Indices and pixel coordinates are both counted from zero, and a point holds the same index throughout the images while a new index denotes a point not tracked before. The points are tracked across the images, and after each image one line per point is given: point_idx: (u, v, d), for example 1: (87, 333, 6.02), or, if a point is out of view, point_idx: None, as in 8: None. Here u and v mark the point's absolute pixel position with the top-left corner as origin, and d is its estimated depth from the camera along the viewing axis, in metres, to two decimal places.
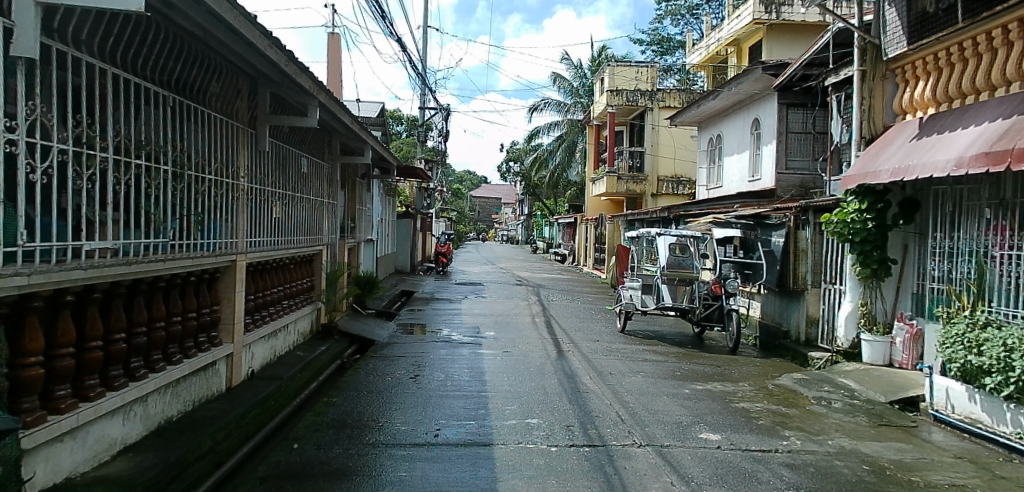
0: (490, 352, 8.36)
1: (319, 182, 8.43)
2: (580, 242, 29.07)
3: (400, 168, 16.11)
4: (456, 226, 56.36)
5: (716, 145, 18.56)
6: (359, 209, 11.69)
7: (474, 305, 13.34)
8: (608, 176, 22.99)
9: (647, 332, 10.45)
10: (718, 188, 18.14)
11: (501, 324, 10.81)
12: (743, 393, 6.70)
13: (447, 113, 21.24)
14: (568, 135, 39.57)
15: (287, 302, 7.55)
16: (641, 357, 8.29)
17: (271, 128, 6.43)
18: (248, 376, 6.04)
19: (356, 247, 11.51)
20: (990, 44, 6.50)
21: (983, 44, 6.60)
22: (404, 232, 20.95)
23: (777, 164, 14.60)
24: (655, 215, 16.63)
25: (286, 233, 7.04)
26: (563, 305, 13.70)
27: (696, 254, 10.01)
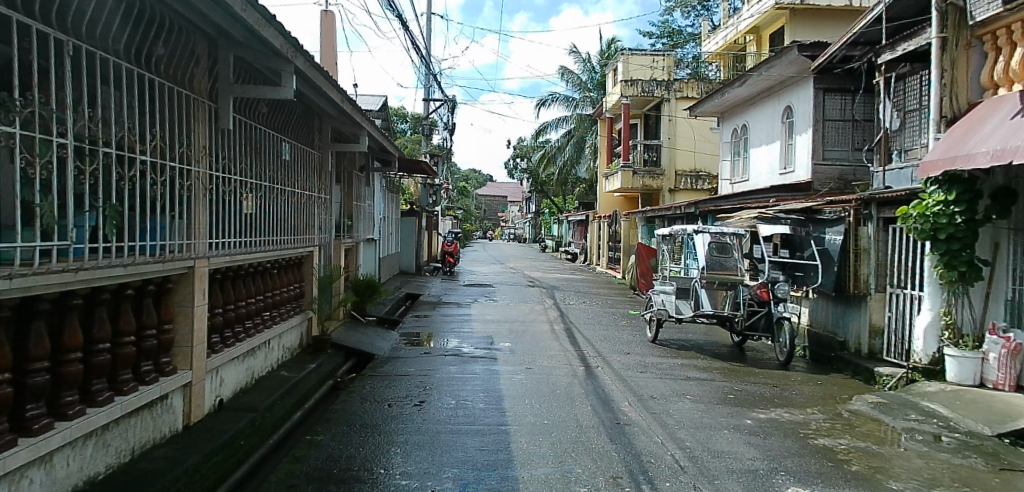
0: (507, 368, 7.20)
1: (306, 173, 7.24)
2: (593, 240, 27.87)
3: (404, 162, 14.98)
4: (462, 226, 55.33)
5: (741, 136, 17.30)
6: (358, 205, 10.52)
7: (485, 311, 12.18)
8: (623, 171, 21.75)
9: (682, 342, 9.28)
10: (744, 182, 16.90)
11: (516, 333, 9.66)
12: (816, 425, 5.52)
13: (453, 105, 20.08)
14: (577, 131, 38.35)
15: (269, 315, 6.42)
16: (684, 375, 7.13)
17: (241, 104, 5.23)
18: (214, 408, 4.92)
19: (354, 247, 10.37)
20: (996, 43, 6.72)
21: (989, 42, 6.81)
22: (409, 231, 19.85)
23: (814, 154, 13.39)
24: (678, 211, 15.43)
25: (265, 232, 5.89)
26: (582, 310, 12.52)
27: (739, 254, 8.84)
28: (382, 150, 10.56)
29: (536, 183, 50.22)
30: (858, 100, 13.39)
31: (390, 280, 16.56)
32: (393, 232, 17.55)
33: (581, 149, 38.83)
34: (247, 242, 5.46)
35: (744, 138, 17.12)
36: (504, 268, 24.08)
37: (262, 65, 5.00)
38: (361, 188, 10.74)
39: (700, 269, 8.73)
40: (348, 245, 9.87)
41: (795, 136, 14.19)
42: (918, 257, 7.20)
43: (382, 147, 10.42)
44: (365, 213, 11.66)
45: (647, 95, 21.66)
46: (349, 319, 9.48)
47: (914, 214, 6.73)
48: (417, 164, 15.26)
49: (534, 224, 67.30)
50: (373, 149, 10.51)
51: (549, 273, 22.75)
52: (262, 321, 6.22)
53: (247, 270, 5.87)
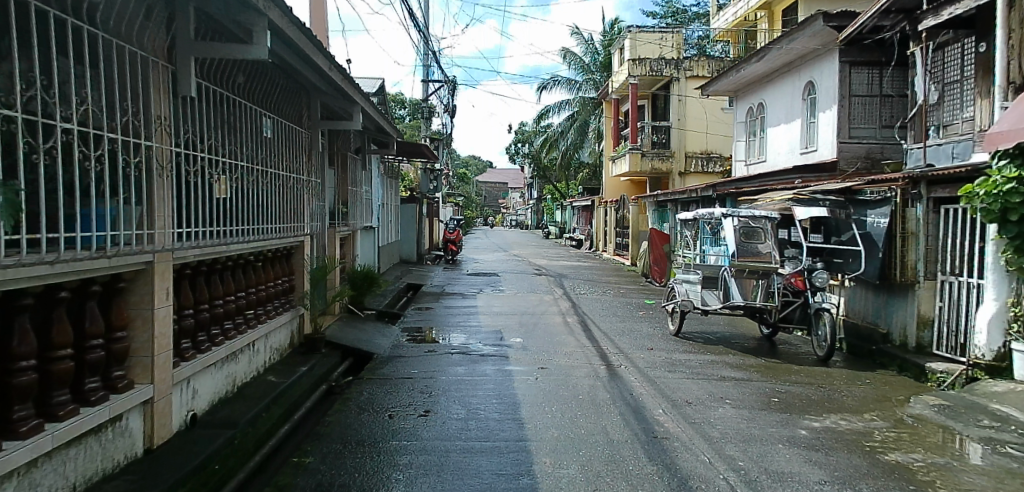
0: (520, 369, 6.47)
1: (291, 154, 6.42)
2: (599, 226, 27.09)
3: (402, 145, 14.19)
4: (464, 212, 54.57)
5: (757, 115, 16.45)
6: (353, 191, 9.71)
7: (492, 302, 11.45)
8: (630, 154, 20.91)
9: (707, 335, 8.56)
10: (761, 162, 16.10)
11: (527, 326, 8.95)
12: (879, 435, 4.81)
13: (453, 86, 19.20)
14: (579, 115, 37.42)
15: (252, 313, 5.66)
16: (717, 375, 6.40)
17: (206, 68, 4.35)
18: (185, 425, 4.17)
19: (350, 236, 9.59)
20: None
21: None
22: (409, 218, 18.97)
23: (839, 132, 12.59)
24: (692, 195, 14.64)
25: (244, 220, 5.10)
26: (595, 300, 11.79)
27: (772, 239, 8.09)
28: (378, 130, 9.72)
29: (537, 168, 49.34)
30: (886, 73, 12.54)
31: (390, 269, 15.82)
32: (392, 220, 16.78)
33: (584, 133, 37.90)
34: (221, 231, 4.67)
35: (760, 117, 16.27)
36: (508, 256, 23.38)
37: (232, 22, 4.17)
38: (357, 172, 9.92)
39: (729, 256, 7.99)
40: (343, 234, 9.10)
41: (818, 114, 13.37)
42: (980, 241, 6.43)
43: (379, 127, 9.58)
44: (362, 201, 10.89)
45: (656, 75, 20.76)
46: (346, 314, 8.74)
47: (979, 192, 5.88)
48: (417, 147, 14.43)
49: (536, 211, 66.48)
50: (368, 129, 9.67)
51: (554, 260, 22.02)
52: (243, 321, 5.46)
53: (223, 264, 5.08)
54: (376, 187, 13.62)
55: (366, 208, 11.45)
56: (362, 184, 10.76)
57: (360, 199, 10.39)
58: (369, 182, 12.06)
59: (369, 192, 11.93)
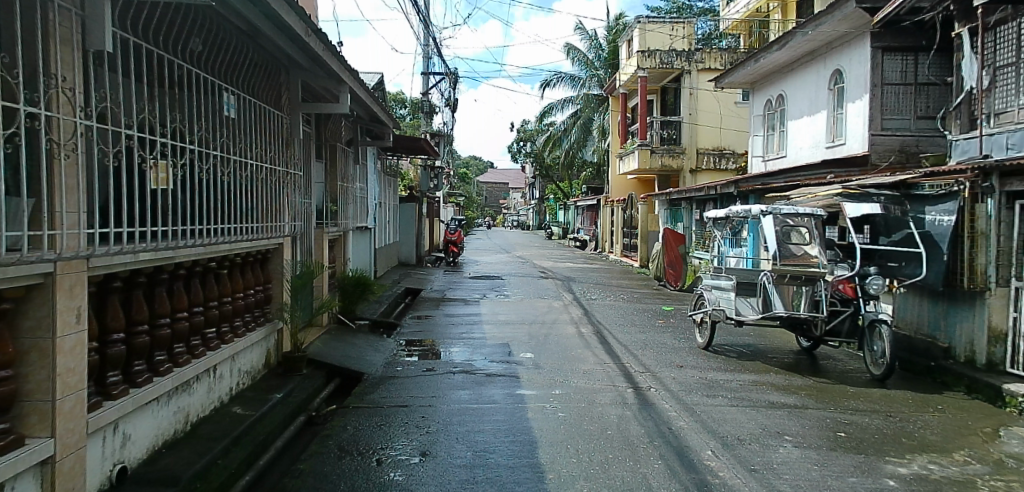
0: (534, 393, 5.51)
1: (265, 140, 5.44)
2: (605, 225, 26.12)
3: (399, 140, 13.26)
4: (465, 213, 53.65)
5: (776, 107, 15.49)
6: (345, 188, 8.74)
7: (497, 309, 10.50)
8: (640, 150, 20.03)
9: (740, 349, 7.62)
10: (780, 158, 15.14)
11: (536, 338, 8.01)
12: (986, 485, 3.86)
13: (455, 79, 18.26)
14: (583, 112, 36.48)
15: (213, 332, 4.70)
16: (766, 401, 5.45)
17: (129, 18, 3.33)
18: (110, 483, 3.22)
19: (341, 237, 8.63)
20: None
21: None
22: (408, 217, 17.95)
23: (870, 123, 11.66)
24: (709, 194, 13.69)
25: (199, 217, 4.13)
26: (608, 307, 10.84)
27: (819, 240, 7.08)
28: (372, 119, 8.73)
29: (540, 167, 48.40)
30: (921, 60, 11.58)
31: (387, 273, 14.89)
32: (390, 220, 15.83)
33: (588, 130, 36.94)
34: (161, 231, 3.71)
35: (779, 110, 15.33)
36: (511, 257, 22.46)
37: None
38: (349, 167, 8.94)
39: (771, 258, 7.01)
40: (332, 236, 8.16)
41: (846, 104, 12.44)
42: None
43: (373, 116, 8.62)
44: (356, 198, 9.95)
45: (666, 67, 19.82)
46: (334, 325, 7.78)
47: None
48: (415, 142, 13.47)
49: (538, 211, 65.53)
50: (361, 118, 8.70)
51: (560, 262, 21.08)
52: (200, 341, 4.51)
53: (169, 274, 4.14)
54: (373, 184, 12.67)
55: (360, 207, 10.50)
56: (356, 179, 9.83)
57: (352, 196, 9.44)
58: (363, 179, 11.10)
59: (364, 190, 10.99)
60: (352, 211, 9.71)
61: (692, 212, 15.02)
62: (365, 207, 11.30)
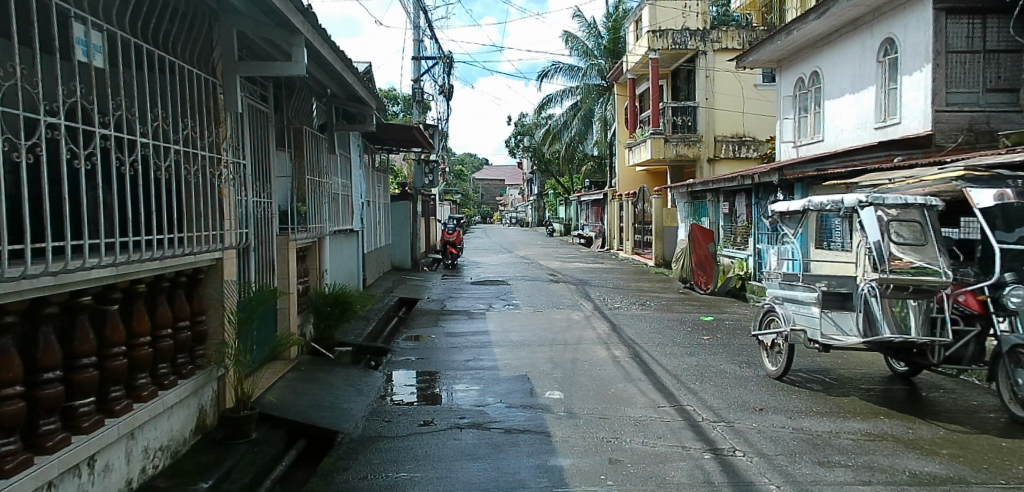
0: (575, 466, 3.87)
1: (179, 110, 3.71)
2: (613, 221, 24.48)
3: (389, 129, 11.52)
4: (462, 211, 51.99)
5: (810, 86, 13.89)
6: (320, 183, 7.03)
7: (507, 325, 8.85)
8: (652, 138, 18.44)
9: (820, 378, 6.03)
10: (817, 142, 13.54)
11: (561, 367, 6.37)
12: None
13: (449, 64, 16.58)
14: (584, 103, 34.78)
15: (88, 405, 2.96)
16: (906, 471, 3.84)
17: None
18: None
19: (318, 244, 6.94)
20: None
21: None
22: (401, 216, 16.24)
23: (932, 97, 10.02)
24: (740, 185, 12.09)
25: (44, 227, 2.36)
26: (637, 319, 9.22)
27: (934, 232, 5.54)
28: (348, 96, 6.99)
29: (540, 161, 46.71)
30: (990, 23, 10.06)
31: (379, 281, 13.24)
32: (381, 221, 14.16)
33: (589, 121, 35.24)
34: None
35: (814, 89, 13.75)
36: (515, 258, 20.83)
37: None
38: (326, 157, 7.24)
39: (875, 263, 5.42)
40: (302, 246, 6.49)
41: (900, 77, 10.86)
42: None
43: (349, 92, 6.89)
44: (335, 198, 8.26)
45: (680, 48, 18.18)
46: (306, 359, 6.10)
47: None
48: (407, 132, 11.76)
49: (536, 207, 63.81)
50: (335, 95, 6.97)
51: (568, 262, 19.44)
52: (59, 425, 2.76)
53: None
54: (358, 181, 10.99)
55: (341, 208, 8.82)
56: (334, 174, 8.14)
57: (329, 194, 7.76)
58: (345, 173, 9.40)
59: (346, 188, 9.34)
60: (330, 214, 8.01)
61: (720, 206, 13.40)
62: (348, 208, 9.63)
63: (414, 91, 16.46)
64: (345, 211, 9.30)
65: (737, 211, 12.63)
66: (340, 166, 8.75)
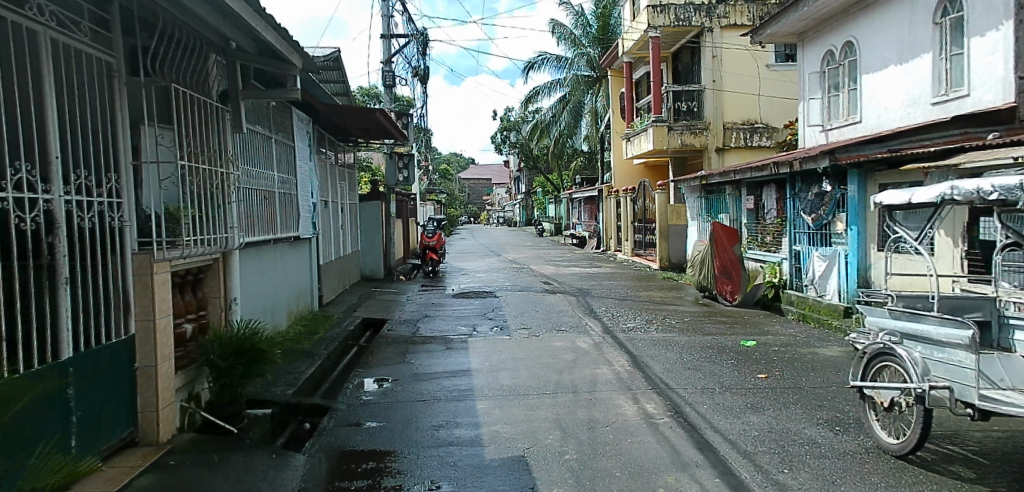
0: None
1: None
2: (608, 219, 22.53)
3: (344, 113, 9.40)
4: (446, 211, 49.83)
5: (842, 59, 12.10)
6: (229, 173, 4.89)
7: (495, 359, 6.80)
8: (654, 126, 16.65)
9: (961, 453, 4.03)
10: (853, 124, 11.71)
11: (574, 438, 4.32)
12: None
13: (424, 43, 14.48)
14: (573, 95, 32.71)
15: None
16: None
17: None
18: None
19: (223, 261, 4.82)
20: None
21: None
22: (372, 219, 14.09)
23: (1015, 62, 8.10)
24: (770, 174, 10.13)
25: None
26: (660, 346, 7.20)
27: None
28: (259, 49, 4.80)
29: (528, 157, 44.67)
30: None
31: (343, 296, 11.15)
32: (344, 224, 12.05)
33: (579, 115, 33.26)
34: None
35: (849, 62, 11.88)
36: (503, 263, 18.81)
37: None
38: (232, 137, 5.04)
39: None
40: (186, 267, 4.34)
41: (967, 40, 8.95)
42: None
43: (257, 40, 4.64)
44: (249, 193, 6.06)
45: (683, 25, 16.21)
46: (186, 440, 3.97)
47: None
48: (368, 117, 9.61)
49: (525, 206, 61.81)
50: (239, 46, 4.70)
51: (563, 267, 17.45)
52: None
53: None
54: (308, 175, 8.90)
55: (265, 208, 6.70)
56: (246, 162, 5.96)
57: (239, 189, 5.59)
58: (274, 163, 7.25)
59: (274, 182, 7.18)
60: (241, 218, 5.84)
61: (743, 200, 11.47)
62: (282, 213, 7.52)
63: (383, 75, 14.33)
64: (274, 215, 7.17)
65: (766, 206, 10.72)
66: (261, 151, 6.60)
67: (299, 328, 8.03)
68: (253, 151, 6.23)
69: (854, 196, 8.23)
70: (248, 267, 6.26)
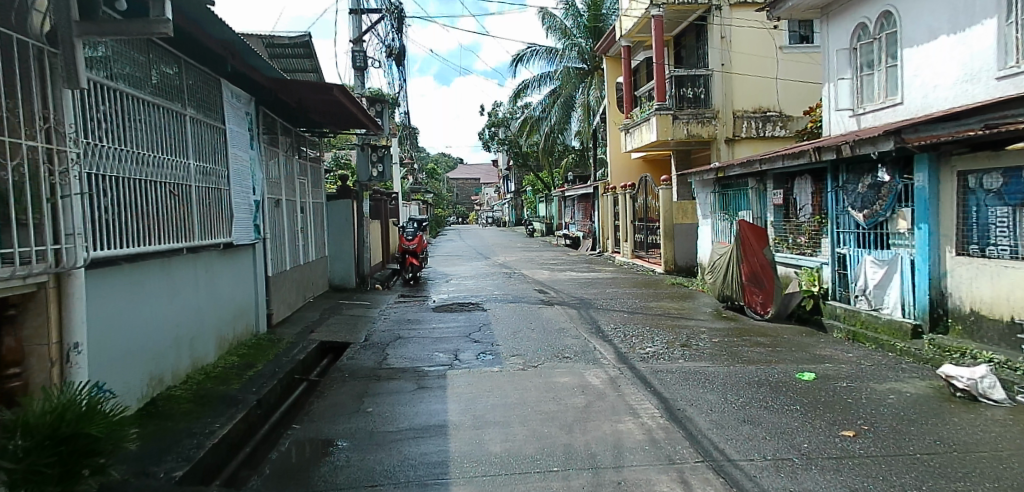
0: None
1: None
2: (605, 218, 20.94)
3: (295, 91, 7.72)
4: (433, 211, 48.11)
5: (876, 33, 10.66)
6: (65, 152, 3.18)
7: (480, 404, 5.13)
8: (657, 115, 15.09)
9: None
10: (892, 106, 10.19)
11: None
12: None
13: (399, 18, 12.81)
14: (563, 88, 31.06)
15: None
16: None
17: None
18: None
19: (56, 286, 3.16)
20: None
21: None
22: (341, 221, 12.39)
23: None
24: (806, 163, 8.57)
25: None
26: (693, 383, 5.56)
27: None
28: None
29: (518, 154, 43.04)
30: None
31: (303, 311, 9.46)
32: (307, 227, 10.35)
33: (569, 109, 31.61)
34: None
35: (886, 36, 10.40)
36: (491, 267, 17.16)
37: None
38: (73, 98, 3.31)
39: None
40: None
41: None
42: None
43: None
44: (120, 183, 4.32)
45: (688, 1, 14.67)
46: None
47: None
48: (323, 95, 7.92)
49: (514, 205, 60.10)
50: None
51: (558, 272, 15.83)
52: None
53: None
54: (249, 168, 7.23)
55: (166, 206, 5.02)
56: (114, 139, 4.24)
57: (89, 174, 3.86)
58: (187, 144, 5.52)
59: (186, 170, 5.46)
60: (111, 217, 4.15)
61: (769, 195, 9.94)
62: (204, 213, 5.84)
63: (353, 56, 12.62)
64: (188, 215, 5.49)
65: (798, 203, 9.23)
66: (156, 130, 4.92)
67: (231, 361, 6.36)
68: (130, 128, 4.48)
69: (923, 187, 6.67)
70: (136, 293, 4.61)
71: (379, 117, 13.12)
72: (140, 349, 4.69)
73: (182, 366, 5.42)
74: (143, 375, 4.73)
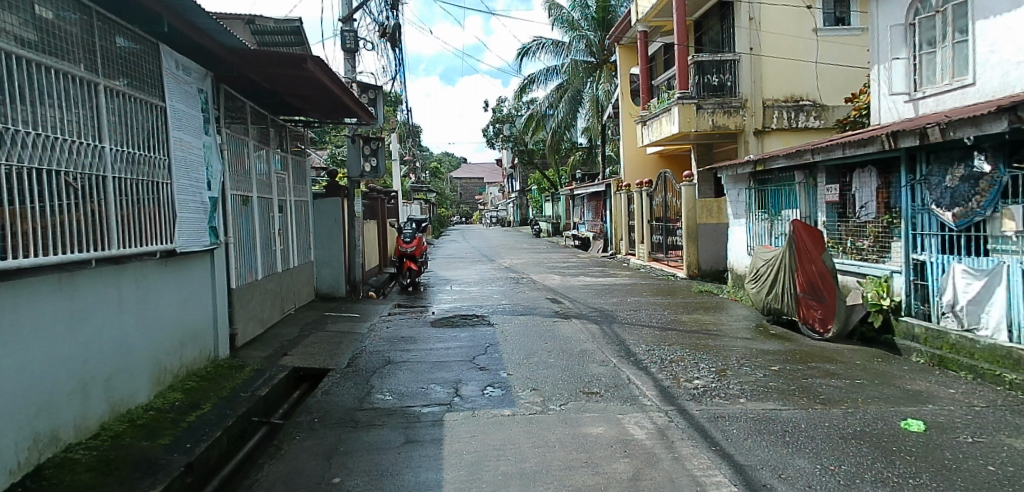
0: None
1: None
2: (618, 218, 19.59)
3: (261, 65, 6.37)
4: (436, 211, 46.79)
5: (939, 5, 9.30)
6: None
7: (487, 470, 3.77)
8: (679, 104, 13.72)
9: None
10: (961, 88, 8.82)
11: None
12: None
13: None
14: (571, 83, 29.63)
15: None
16: None
17: None
18: None
19: None
20: None
21: None
22: (329, 221, 10.95)
23: None
24: (874, 153, 7.20)
25: None
26: (769, 441, 4.19)
27: None
28: None
29: (524, 152, 41.66)
30: None
31: (281, 327, 8.15)
32: (286, 229, 9.02)
33: (577, 104, 30.17)
34: None
35: (953, 7, 9.04)
36: (497, 272, 15.82)
37: None
38: None
39: None
40: None
41: None
42: None
43: None
44: None
45: None
46: None
47: None
48: (296, 71, 6.58)
49: (519, 204, 58.59)
50: None
51: (571, 277, 14.48)
52: None
53: None
54: (203, 158, 5.90)
55: (57, 204, 3.70)
56: None
57: None
58: (99, 120, 4.19)
59: (96, 154, 4.13)
60: None
61: (822, 191, 8.57)
62: (128, 212, 4.50)
63: (343, 36, 11.29)
64: (100, 214, 4.16)
65: (859, 199, 7.85)
66: (41, 99, 3.59)
67: (169, 401, 5.03)
68: None
69: None
70: (4, 323, 3.30)
71: (371, 105, 11.76)
72: (13, 401, 3.37)
73: (90, 416, 4.12)
74: (18, 437, 3.41)
